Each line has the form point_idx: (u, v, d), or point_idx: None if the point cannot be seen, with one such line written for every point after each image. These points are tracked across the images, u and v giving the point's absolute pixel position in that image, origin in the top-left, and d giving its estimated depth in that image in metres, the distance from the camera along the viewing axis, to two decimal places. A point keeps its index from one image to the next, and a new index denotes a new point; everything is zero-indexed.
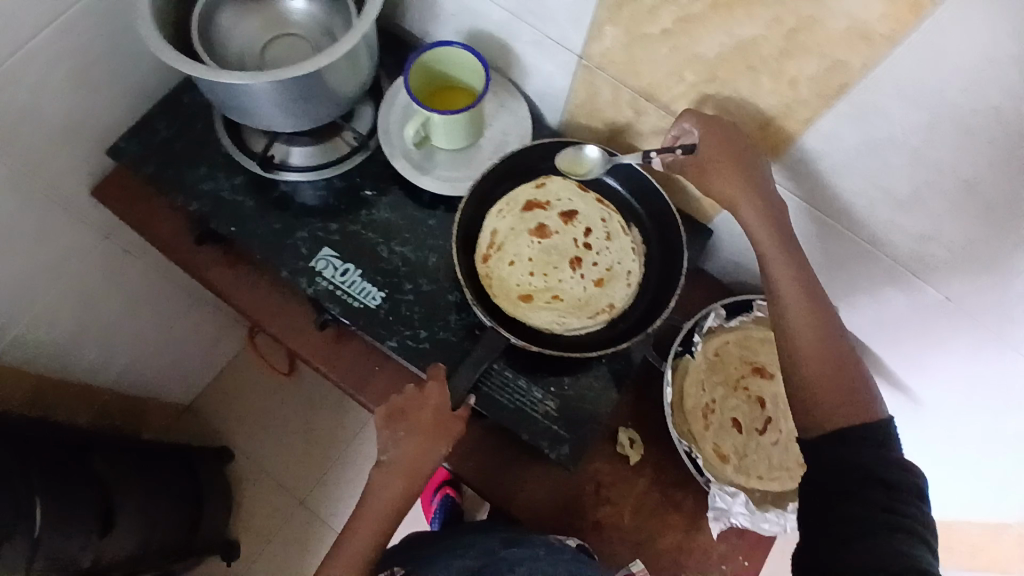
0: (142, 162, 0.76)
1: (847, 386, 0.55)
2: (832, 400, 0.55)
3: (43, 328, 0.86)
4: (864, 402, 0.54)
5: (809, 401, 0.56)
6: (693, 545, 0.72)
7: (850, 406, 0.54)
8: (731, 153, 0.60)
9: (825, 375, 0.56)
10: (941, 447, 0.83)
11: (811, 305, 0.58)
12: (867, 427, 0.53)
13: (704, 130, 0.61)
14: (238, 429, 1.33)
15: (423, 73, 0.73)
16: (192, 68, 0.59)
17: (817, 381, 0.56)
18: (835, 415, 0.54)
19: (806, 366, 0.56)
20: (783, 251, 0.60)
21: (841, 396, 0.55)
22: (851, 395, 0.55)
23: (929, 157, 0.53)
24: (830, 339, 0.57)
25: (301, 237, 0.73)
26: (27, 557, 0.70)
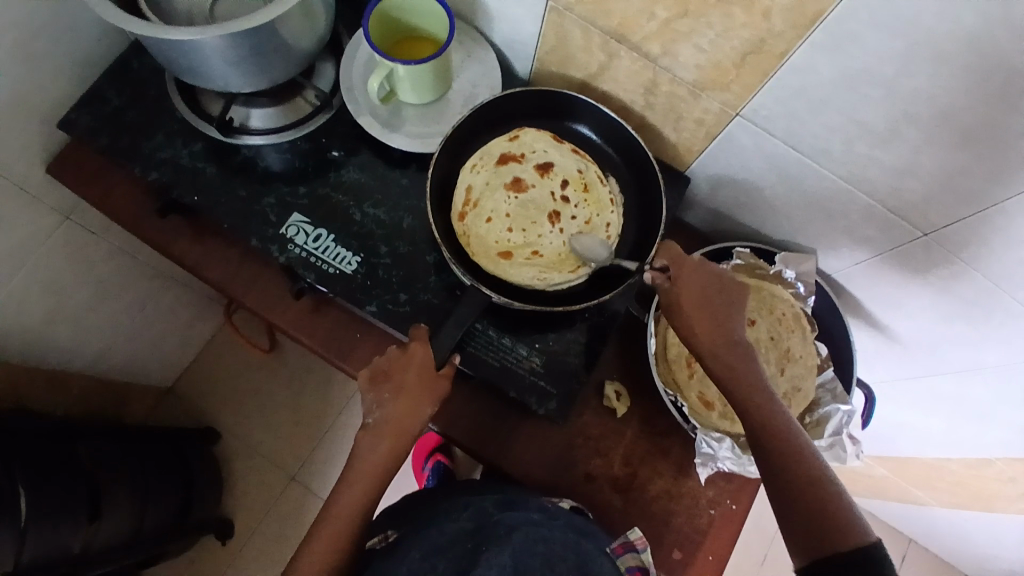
0: (95, 135, 0.72)
1: (827, 507, 0.50)
2: (816, 529, 0.50)
3: (6, 317, 0.83)
4: (850, 525, 0.49)
5: (794, 531, 0.51)
6: (683, 491, 0.73)
7: (835, 531, 0.49)
8: (703, 297, 0.58)
9: (806, 504, 0.51)
10: (921, 382, 0.85)
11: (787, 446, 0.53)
12: (850, 555, 0.48)
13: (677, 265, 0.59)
14: (223, 409, 1.31)
15: (385, 22, 0.70)
16: (135, 26, 0.56)
17: (801, 511, 0.51)
18: (819, 545, 0.50)
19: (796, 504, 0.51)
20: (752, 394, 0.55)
21: (824, 523, 0.50)
22: (834, 519, 0.50)
23: (902, 87, 0.52)
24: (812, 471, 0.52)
25: (268, 204, 0.70)
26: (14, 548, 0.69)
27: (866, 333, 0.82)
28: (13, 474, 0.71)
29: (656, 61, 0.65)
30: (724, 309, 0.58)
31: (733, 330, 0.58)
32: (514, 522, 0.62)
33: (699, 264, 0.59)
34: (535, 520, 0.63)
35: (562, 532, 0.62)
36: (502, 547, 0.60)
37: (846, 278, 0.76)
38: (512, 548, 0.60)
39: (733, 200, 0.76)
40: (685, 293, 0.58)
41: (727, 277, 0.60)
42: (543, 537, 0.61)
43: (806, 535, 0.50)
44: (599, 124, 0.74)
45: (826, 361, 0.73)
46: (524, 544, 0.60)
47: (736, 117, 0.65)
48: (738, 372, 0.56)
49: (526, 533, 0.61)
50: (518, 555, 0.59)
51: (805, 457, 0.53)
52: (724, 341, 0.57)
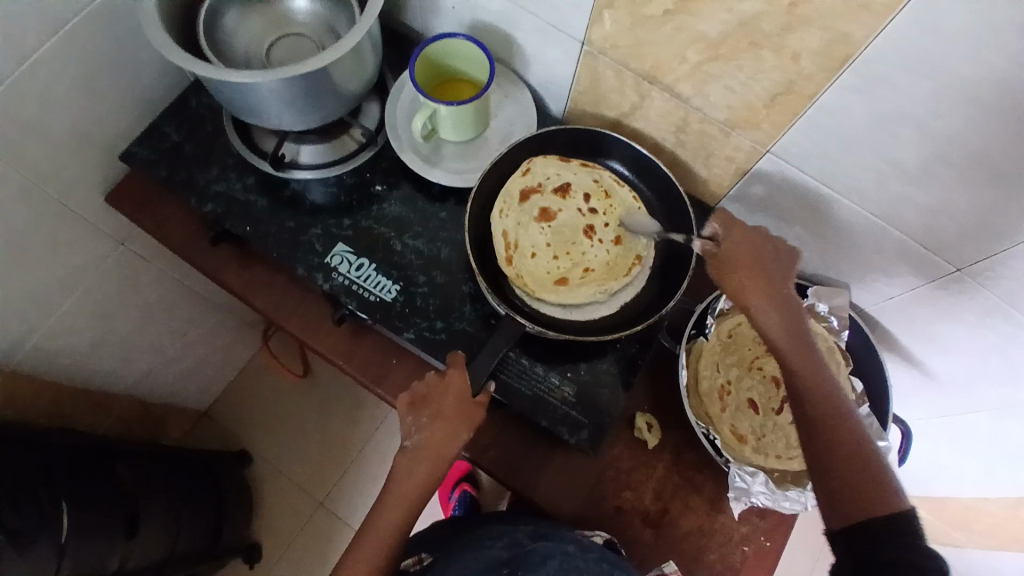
0: (154, 168, 0.77)
1: (864, 471, 0.51)
2: (850, 498, 0.51)
3: (62, 337, 0.87)
4: (886, 493, 0.50)
5: (829, 499, 0.52)
6: (715, 527, 0.72)
7: (870, 499, 0.50)
8: (754, 257, 0.58)
9: (847, 472, 0.51)
10: (957, 419, 0.83)
11: (830, 411, 0.54)
12: (887, 520, 0.48)
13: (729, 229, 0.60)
14: (255, 434, 1.33)
15: (429, 66, 0.74)
16: (200, 68, 0.60)
17: (835, 478, 0.52)
18: (855, 511, 0.50)
19: (834, 466, 0.52)
20: (799, 357, 0.56)
21: (860, 492, 0.50)
22: (870, 486, 0.50)
23: (935, 129, 0.54)
24: (854, 441, 0.52)
25: (315, 234, 0.74)
26: (54, 560, 0.70)
27: (899, 368, 0.82)
28: (56, 491, 0.74)
29: (687, 101, 0.67)
30: (771, 274, 0.58)
31: (782, 295, 0.58)
32: (548, 551, 0.62)
33: (754, 229, 0.60)
34: (570, 551, 0.62)
35: (596, 563, 0.61)
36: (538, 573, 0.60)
37: (880, 311, 0.76)
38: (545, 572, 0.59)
39: (762, 235, 0.78)
40: (738, 250, 0.58)
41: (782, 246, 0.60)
42: (577, 565, 0.60)
43: (840, 501, 0.51)
44: (631, 160, 0.77)
45: (861, 397, 0.73)
46: (561, 568, 0.59)
47: (766, 154, 0.67)
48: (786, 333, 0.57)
49: (560, 560, 0.60)
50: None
51: (845, 425, 0.53)
52: (774, 301, 0.57)
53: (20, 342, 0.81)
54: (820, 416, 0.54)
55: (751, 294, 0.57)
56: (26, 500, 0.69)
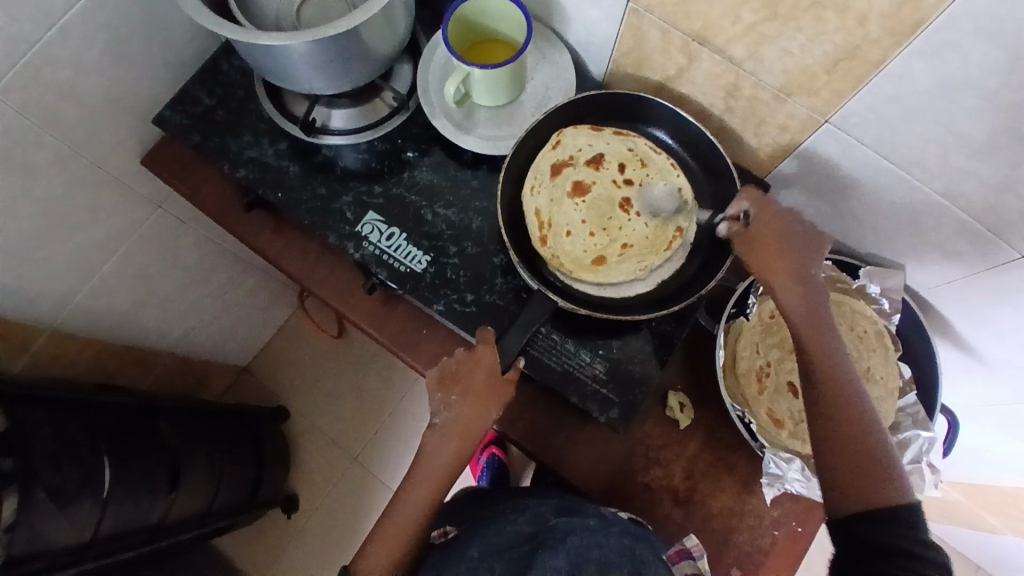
0: (187, 133, 0.76)
1: (871, 461, 0.52)
2: (853, 488, 0.52)
3: (103, 297, 0.90)
4: (892, 484, 0.52)
5: (831, 488, 0.53)
6: (745, 509, 0.71)
7: (875, 490, 0.52)
8: (779, 235, 0.58)
9: (852, 465, 0.53)
10: (1011, 410, 0.79)
11: (842, 397, 0.54)
12: (892, 512, 0.51)
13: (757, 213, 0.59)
14: (291, 390, 1.37)
15: (462, 26, 0.70)
16: (229, 31, 0.59)
17: (841, 469, 0.53)
18: (862, 497, 0.52)
19: (839, 458, 0.53)
20: (818, 339, 0.56)
21: (864, 483, 0.52)
22: (876, 478, 0.52)
23: (1008, 101, 0.49)
24: (864, 430, 0.53)
25: (345, 202, 0.73)
26: (96, 514, 0.75)
27: (952, 354, 0.77)
28: (99, 447, 0.77)
29: (739, 64, 0.62)
30: (803, 255, 0.58)
31: (813, 272, 0.58)
32: (569, 528, 0.62)
33: (779, 209, 0.59)
34: (591, 526, 0.62)
35: (617, 538, 0.61)
36: (557, 550, 0.60)
37: (934, 297, 0.71)
38: (567, 551, 0.60)
39: (813, 210, 0.73)
40: (761, 229, 0.59)
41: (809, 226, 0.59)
42: (599, 542, 0.60)
43: (843, 491, 0.53)
44: (674, 128, 0.72)
45: (908, 383, 0.69)
46: (580, 547, 0.60)
47: (823, 124, 0.62)
48: (811, 311, 0.57)
49: (581, 538, 0.61)
50: (574, 557, 0.60)
51: (854, 417, 0.53)
52: (805, 282, 0.57)
53: (65, 301, 0.84)
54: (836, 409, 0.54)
55: (791, 289, 0.57)
56: (69, 458, 0.73)
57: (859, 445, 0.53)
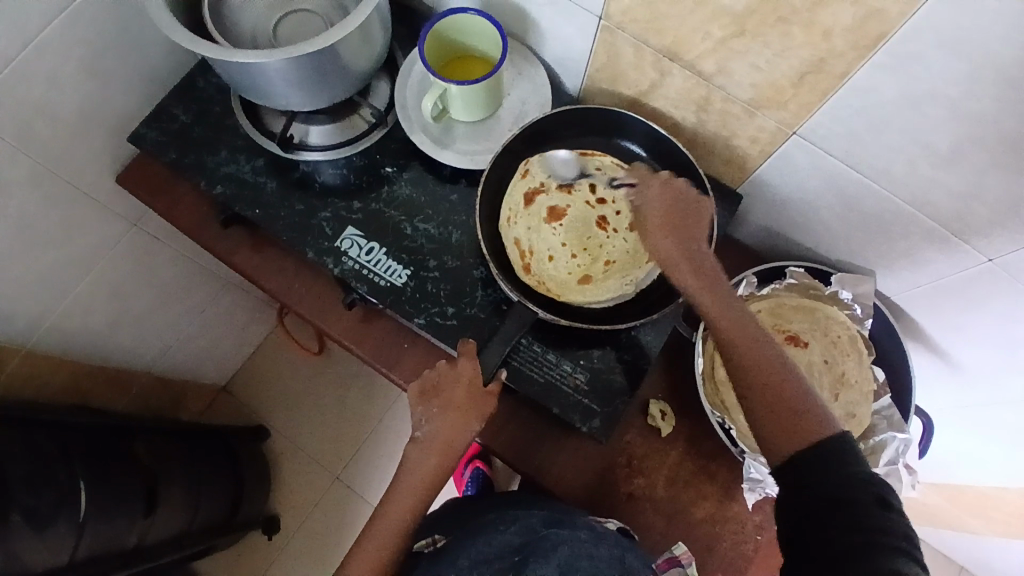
0: (163, 150, 0.76)
1: (795, 401, 0.51)
2: (784, 435, 0.51)
3: (77, 317, 0.88)
4: (816, 418, 0.50)
5: (768, 444, 0.52)
6: (728, 515, 0.72)
7: (803, 430, 0.50)
8: (666, 205, 0.61)
9: (778, 411, 0.52)
10: (979, 410, 0.81)
11: (755, 348, 0.54)
12: (821, 446, 0.49)
13: (647, 186, 0.63)
14: (271, 409, 1.35)
15: (439, 43, 0.71)
16: (207, 49, 0.59)
17: (770, 418, 0.52)
18: (791, 440, 0.51)
19: (767, 407, 0.52)
20: (717, 299, 0.57)
21: (792, 425, 0.51)
22: (801, 416, 0.51)
23: (969, 110, 0.51)
24: (780, 374, 0.53)
25: (324, 218, 0.73)
26: (73, 538, 0.73)
27: (923, 358, 0.80)
28: (75, 468, 0.76)
29: (709, 78, 0.64)
30: (687, 223, 0.60)
31: (697, 238, 0.60)
32: (559, 538, 0.61)
33: (666, 180, 0.62)
34: (581, 537, 0.61)
35: (607, 550, 0.61)
36: (548, 559, 0.60)
37: (907, 300, 0.73)
38: (557, 561, 0.60)
39: (785, 220, 0.75)
40: (651, 203, 0.61)
41: (697, 198, 0.62)
42: (588, 554, 0.60)
43: (775, 439, 0.51)
44: (648, 141, 0.73)
45: (883, 386, 0.70)
46: (570, 558, 0.60)
47: (792, 136, 0.63)
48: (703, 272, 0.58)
49: (571, 548, 0.60)
50: (564, 566, 0.60)
51: (771, 364, 0.53)
52: (687, 246, 0.59)
53: (38, 321, 0.82)
54: (749, 359, 0.54)
55: (673, 251, 0.59)
56: (44, 481, 0.72)
57: (780, 388, 0.52)
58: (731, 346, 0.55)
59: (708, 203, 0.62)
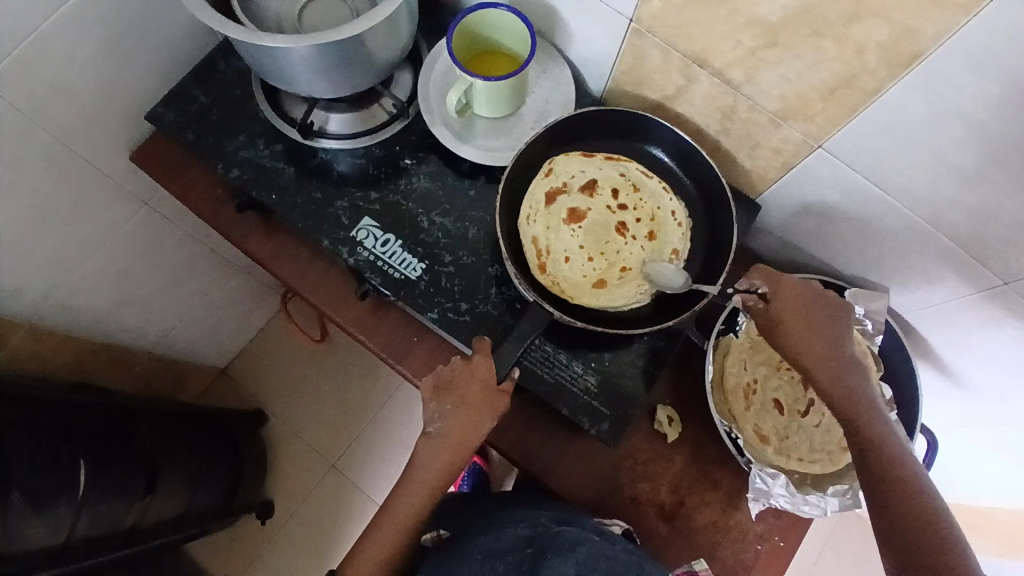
0: (181, 131, 0.75)
1: (932, 537, 0.52)
2: (930, 575, 0.51)
3: (84, 294, 0.87)
4: (960, 561, 0.51)
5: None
6: (730, 523, 0.72)
7: (946, 570, 0.51)
8: (804, 312, 0.60)
9: (920, 548, 0.52)
10: (983, 430, 0.81)
11: (895, 478, 0.55)
12: None
13: (779, 288, 0.61)
14: (271, 395, 1.35)
15: (466, 38, 0.71)
16: (234, 31, 0.58)
17: (913, 556, 0.52)
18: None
19: (911, 541, 0.53)
20: (862, 422, 0.57)
21: (934, 563, 0.51)
22: (944, 556, 0.51)
23: (996, 135, 0.51)
24: (924, 509, 0.53)
25: (341, 207, 0.72)
26: (72, 516, 0.73)
27: (930, 376, 0.80)
28: (76, 446, 0.75)
29: (736, 87, 0.64)
30: (828, 330, 0.59)
31: (836, 346, 0.59)
32: (575, 537, 0.62)
33: (800, 282, 0.60)
34: (596, 539, 0.62)
35: (622, 554, 0.61)
36: (566, 558, 0.59)
37: (917, 317, 0.73)
38: (574, 560, 0.60)
39: (802, 232, 0.75)
40: (786, 310, 0.60)
41: (833, 300, 0.60)
42: (606, 555, 0.60)
43: None
44: (671, 146, 0.73)
45: (890, 404, 0.70)
46: (589, 558, 0.60)
47: (816, 149, 0.63)
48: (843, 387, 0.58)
49: (588, 548, 0.60)
50: (582, 565, 0.59)
51: (914, 500, 0.54)
52: (826, 355, 0.59)
53: (45, 296, 0.81)
54: (892, 490, 0.55)
55: (812, 357, 0.59)
56: (45, 459, 0.71)
57: (921, 523, 0.53)
58: (876, 471, 0.56)
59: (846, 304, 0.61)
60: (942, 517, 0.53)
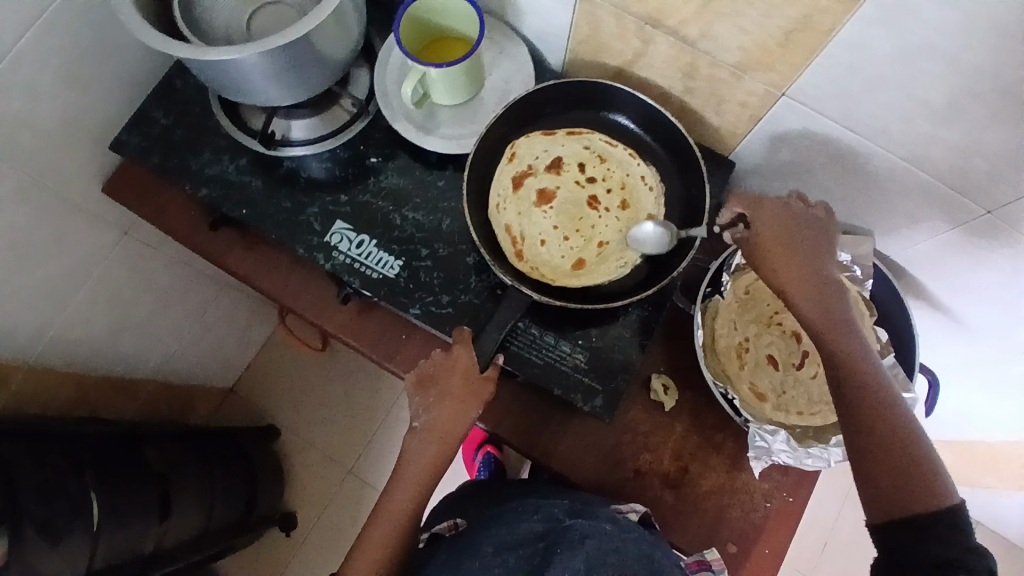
0: (146, 154, 0.75)
1: (906, 464, 0.51)
2: (897, 499, 0.51)
3: (77, 329, 0.88)
4: (937, 491, 0.50)
5: (884, 506, 0.51)
6: (736, 485, 0.71)
7: (920, 497, 0.50)
8: (788, 240, 0.59)
9: (898, 481, 0.51)
10: (986, 366, 0.80)
11: (883, 399, 0.53)
12: (943, 517, 0.49)
13: (757, 216, 0.60)
14: (280, 407, 1.36)
15: (416, 27, 0.70)
16: (179, 48, 0.58)
17: (889, 485, 0.51)
18: (906, 502, 0.50)
19: (881, 467, 0.52)
20: (833, 338, 0.55)
21: (905, 492, 0.50)
22: (920, 485, 0.50)
23: (963, 63, 0.49)
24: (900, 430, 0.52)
25: (312, 213, 0.72)
26: (90, 546, 0.74)
27: (927, 316, 0.79)
28: (86, 479, 0.76)
29: (693, 44, 0.62)
30: (817, 260, 0.58)
31: (828, 276, 0.58)
32: (586, 530, 0.61)
33: (795, 214, 0.60)
34: (607, 530, 0.61)
35: (636, 545, 0.61)
36: (575, 552, 0.60)
37: (906, 258, 0.72)
38: (584, 553, 0.60)
39: (780, 185, 0.74)
40: (773, 239, 0.59)
41: (821, 234, 0.60)
42: (616, 547, 0.60)
43: (895, 505, 0.51)
44: (635, 112, 0.72)
45: (886, 346, 0.69)
46: (597, 552, 0.60)
47: (782, 97, 0.62)
48: (825, 312, 0.56)
49: (598, 542, 0.60)
50: (591, 560, 0.59)
51: (884, 419, 0.52)
52: (818, 284, 0.57)
53: (38, 335, 0.82)
54: (873, 417, 0.53)
55: (801, 289, 0.57)
56: (56, 494, 0.72)
57: (896, 448, 0.52)
58: (851, 393, 0.54)
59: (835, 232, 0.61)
60: (918, 442, 0.52)
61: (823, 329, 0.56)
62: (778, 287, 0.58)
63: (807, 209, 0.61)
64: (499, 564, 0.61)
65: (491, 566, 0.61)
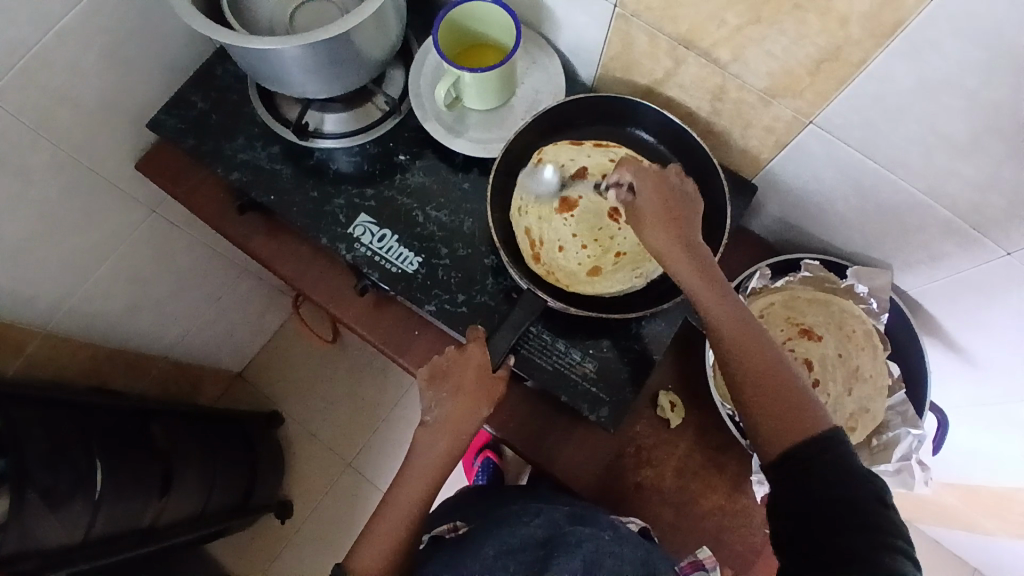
0: (182, 136, 0.77)
1: (787, 397, 0.53)
2: (785, 432, 0.52)
3: (97, 300, 0.90)
4: (813, 416, 0.52)
5: (776, 444, 0.52)
6: (736, 508, 0.71)
7: (802, 425, 0.51)
8: (667, 202, 0.59)
9: (780, 413, 0.52)
10: (997, 409, 0.79)
11: (755, 343, 0.54)
12: (822, 444, 0.50)
13: (642, 181, 0.60)
14: (286, 396, 1.37)
15: (453, 32, 0.72)
16: (224, 35, 0.59)
17: (777, 420, 0.52)
18: (793, 437, 0.51)
19: (766, 405, 0.53)
20: (710, 291, 0.57)
21: (789, 423, 0.52)
22: (800, 412, 0.52)
23: (987, 100, 0.50)
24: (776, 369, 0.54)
25: (338, 205, 0.74)
26: (89, 515, 0.76)
27: (940, 355, 0.78)
28: (93, 449, 0.78)
29: (724, 67, 0.63)
30: (687, 217, 0.59)
31: (693, 231, 0.59)
32: (584, 536, 0.62)
33: (666, 177, 0.60)
34: (605, 537, 0.62)
35: (631, 551, 0.61)
36: (571, 555, 0.61)
37: (922, 294, 0.72)
38: (581, 558, 0.61)
39: (802, 212, 0.74)
40: (649, 201, 0.59)
41: (685, 192, 0.61)
42: (612, 552, 0.60)
43: (782, 439, 0.52)
44: (662, 130, 0.73)
45: (897, 382, 0.69)
46: (594, 556, 0.61)
47: (809, 125, 0.63)
48: (700, 268, 0.58)
49: (596, 545, 0.61)
50: (588, 562, 0.60)
51: (760, 360, 0.54)
52: (684, 241, 0.58)
53: (59, 303, 0.84)
54: (749, 359, 0.54)
55: (673, 246, 0.58)
56: (63, 461, 0.74)
57: (775, 383, 0.53)
58: (727, 342, 0.55)
59: (695, 198, 0.61)
60: (791, 375, 0.54)
61: (700, 285, 0.57)
62: (659, 252, 0.59)
63: (676, 177, 0.61)
64: (499, 567, 0.62)
65: (491, 568, 0.62)
